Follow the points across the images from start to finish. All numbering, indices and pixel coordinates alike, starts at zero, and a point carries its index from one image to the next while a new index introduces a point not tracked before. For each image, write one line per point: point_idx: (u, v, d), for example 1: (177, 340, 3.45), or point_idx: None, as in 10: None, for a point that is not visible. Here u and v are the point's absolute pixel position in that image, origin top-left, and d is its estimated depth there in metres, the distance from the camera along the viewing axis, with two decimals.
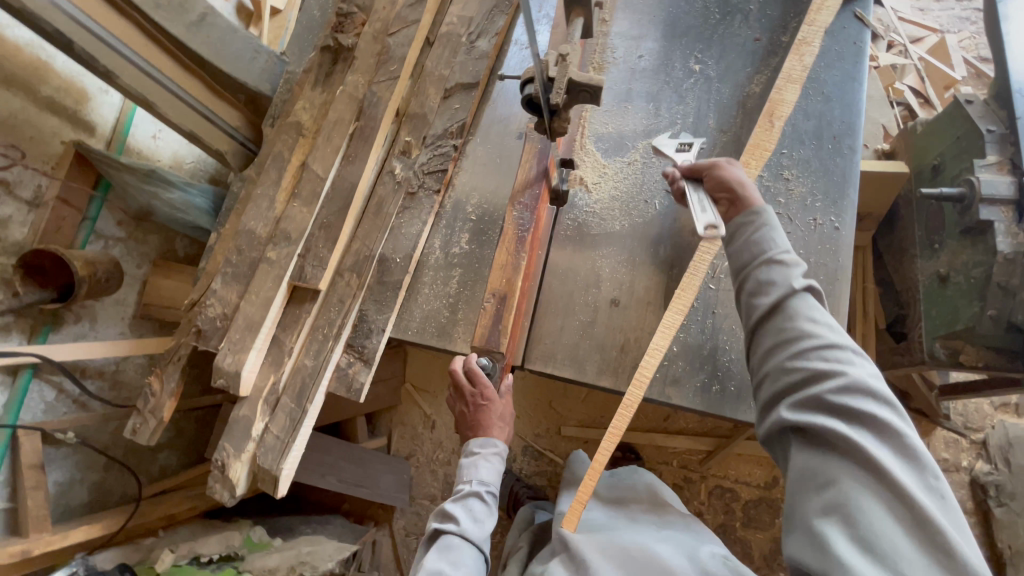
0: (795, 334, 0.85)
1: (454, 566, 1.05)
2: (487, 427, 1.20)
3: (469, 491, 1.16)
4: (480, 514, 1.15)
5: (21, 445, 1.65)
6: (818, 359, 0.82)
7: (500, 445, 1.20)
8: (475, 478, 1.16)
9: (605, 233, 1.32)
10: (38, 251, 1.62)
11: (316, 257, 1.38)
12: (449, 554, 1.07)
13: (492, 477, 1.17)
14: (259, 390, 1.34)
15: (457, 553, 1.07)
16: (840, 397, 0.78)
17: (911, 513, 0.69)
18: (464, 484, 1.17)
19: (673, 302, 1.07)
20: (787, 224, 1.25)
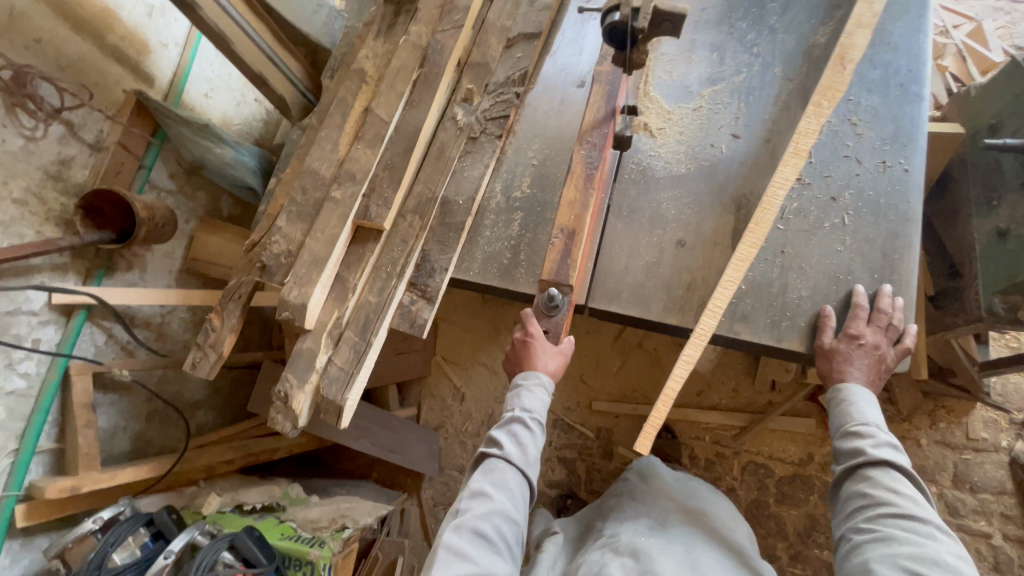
0: (876, 499, 0.93)
1: (497, 486, 1.10)
2: (530, 359, 1.22)
3: (512, 418, 1.19)
4: (524, 439, 1.17)
5: (73, 385, 1.63)
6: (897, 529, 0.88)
7: (542, 376, 1.20)
8: (518, 406, 1.20)
9: (670, 177, 1.33)
10: (100, 191, 1.63)
11: (381, 197, 1.40)
12: (494, 476, 1.12)
13: (535, 406, 1.18)
14: (323, 324, 1.35)
15: (502, 475, 1.12)
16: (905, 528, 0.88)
17: None
18: (507, 411, 1.21)
19: (748, 237, 1.12)
20: (856, 167, 1.25)
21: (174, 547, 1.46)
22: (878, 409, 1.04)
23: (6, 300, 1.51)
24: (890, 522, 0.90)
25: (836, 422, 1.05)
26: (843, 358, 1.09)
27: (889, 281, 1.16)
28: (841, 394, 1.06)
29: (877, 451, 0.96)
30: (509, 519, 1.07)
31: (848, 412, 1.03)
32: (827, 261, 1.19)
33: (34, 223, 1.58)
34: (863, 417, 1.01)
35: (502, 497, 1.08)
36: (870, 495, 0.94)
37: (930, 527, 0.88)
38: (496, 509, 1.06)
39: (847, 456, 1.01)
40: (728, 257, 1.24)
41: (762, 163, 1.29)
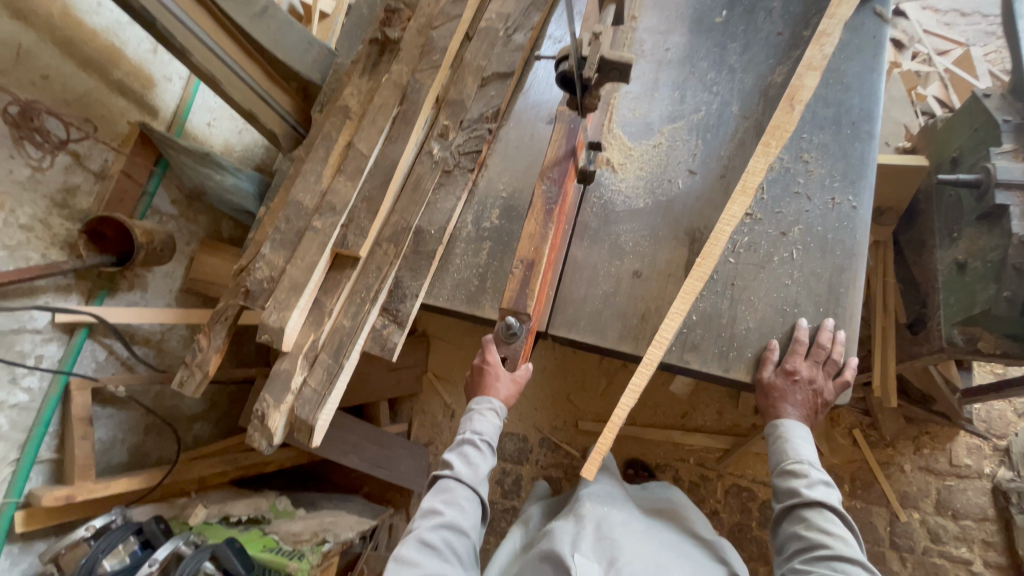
0: (812, 540, 1.00)
1: (447, 503, 1.22)
2: (485, 388, 1.31)
3: (464, 440, 1.30)
4: (475, 459, 1.28)
5: (72, 399, 1.74)
6: (829, 568, 0.95)
7: (494, 403, 1.29)
8: (469, 428, 1.30)
9: (629, 210, 1.39)
10: (103, 218, 1.75)
11: (358, 226, 1.48)
12: (445, 493, 1.24)
13: (487, 429, 1.29)
14: (300, 346, 1.43)
15: (453, 491, 1.24)
16: (836, 568, 0.95)
17: None
18: (461, 433, 1.31)
19: (694, 271, 1.18)
20: (806, 203, 1.31)
21: (158, 556, 1.54)
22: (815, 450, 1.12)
23: (12, 319, 1.63)
24: (824, 564, 0.96)
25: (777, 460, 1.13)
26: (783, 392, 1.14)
27: (833, 315, 1.21)
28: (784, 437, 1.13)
29: (812, 492, 1.04)
30: (457, 532, 1.18)
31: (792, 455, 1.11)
32: (774, 294, 1.24)
33: (39, 247, 1.69)
34: (802, 458, 1.09)
35: (452, 512, 1.19)
36: (807, 535, 1.01)
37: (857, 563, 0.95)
38: (444, 523, 1.17)
39: (787, 495, 1.08)
40: (681, 288, 1.29)
41: (716, 198, 1.35)
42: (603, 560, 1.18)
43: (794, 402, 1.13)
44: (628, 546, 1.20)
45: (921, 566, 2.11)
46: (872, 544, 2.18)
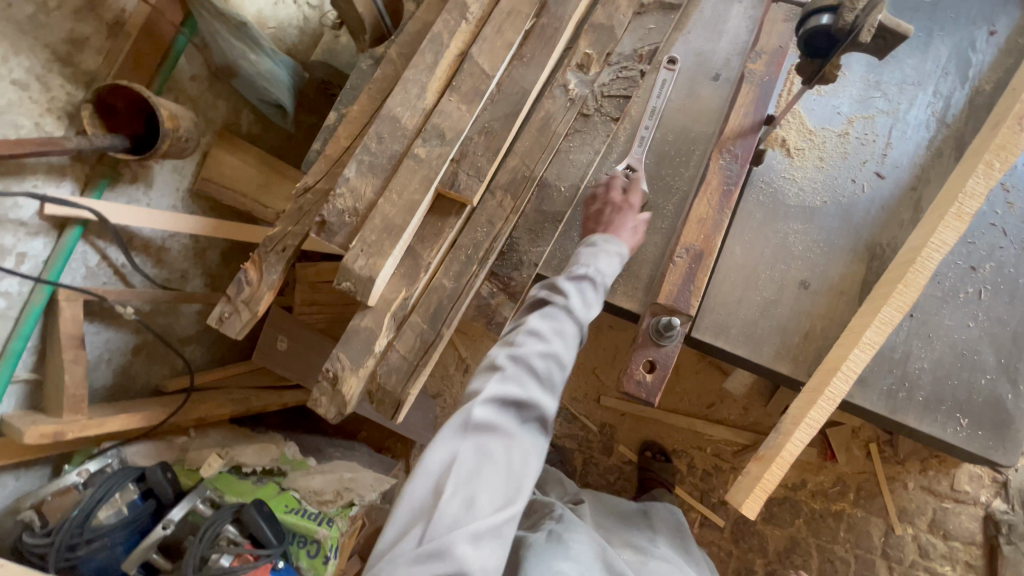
0: None
1: (557, 331, 0.97)
2: (616, 228, 1.12)
3: (582, 274, 1.04)
4: (589, 298, 1.03)
5: (61, 311, 1.38)
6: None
7: (623, 246, 1.10)
8: (591, 265, 1.06)
9: (801, 208, 1.20)
10: (117, 87, 1.32)
11: (473, 165, 1.19)
12: (552, 321, 0.98)
13: (610, 271, 1.05)
14: (388, 303, 1.16)
15: (563, 325, 0.99)
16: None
17: None
18: (579, 266, 1.05)
19: (893, 298, 1.02)
20: (1001, 239, 1.15)
21: (173, 517, 1.31)
22: None
23: None
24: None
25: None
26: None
27: (1014, 369, 1.09)
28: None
29: None
30: (561, 366, 0.96)
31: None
32: (952, 333, 1.11)
33: (32, 112, 1.26)
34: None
35: (561, 345, 0.95)
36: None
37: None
38: (553, 353, 0.94)
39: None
40: (853, 310, 1.14)
41: (905, 214, 1.18)
42: None
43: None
44: None
45: None
46: (864, 551, 2.28)
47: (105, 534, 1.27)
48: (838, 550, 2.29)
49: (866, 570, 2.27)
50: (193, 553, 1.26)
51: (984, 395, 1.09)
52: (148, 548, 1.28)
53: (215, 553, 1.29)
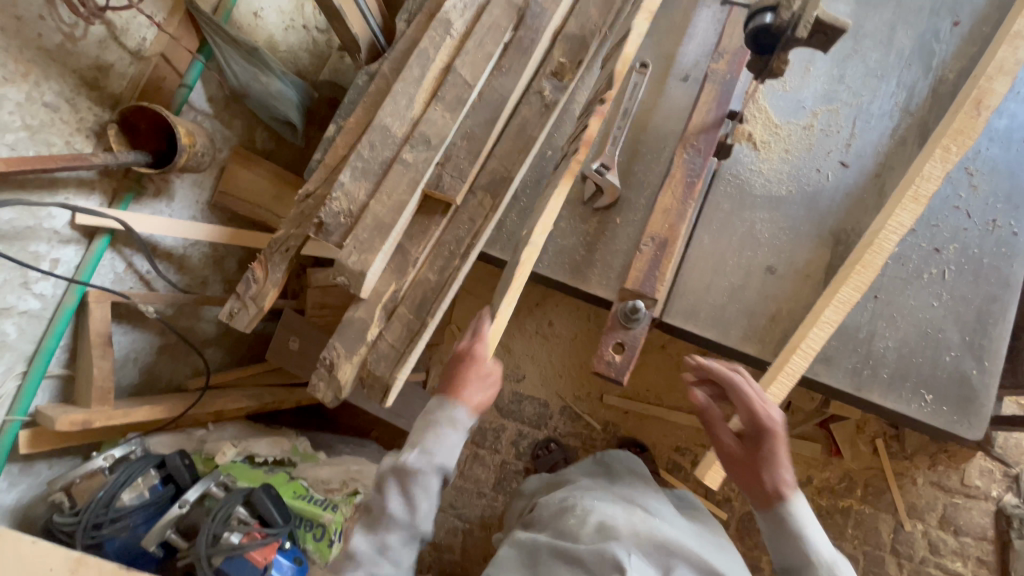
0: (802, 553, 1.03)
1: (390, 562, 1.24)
2: (463, 388, 1.27)
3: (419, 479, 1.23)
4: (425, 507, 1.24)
5: (92, 312, 1.53)
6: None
7: (464, 422, 1.26)
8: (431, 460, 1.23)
9: (767, 197, 1.26)
10: (139, 108, 1.50)
11: (456, 168, 1.29)
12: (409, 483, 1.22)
13: (447, 456, 1.23)
14: (379, 295, 1.27)
15: (417, 485, 1.22)
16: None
17: None
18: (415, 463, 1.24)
19: (851, 279, 1.07)
20: (965, 220, 1.20)
21: (188, 498, 1.44)
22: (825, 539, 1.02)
23: (28, 214, 1.39)
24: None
25: (792, 557, 1.03)
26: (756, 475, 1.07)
27: (978, 346, 1.14)
28: (786, 523, 1.03)
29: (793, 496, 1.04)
30: (411, 539, 1.24)
31: (803, 549, 1.02)
32: (917, 313, 1.16)
33: (63, 132, 1.43)
34: (815, 555, 1.01)
35: (413, 520, 1.22)
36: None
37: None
38: (400, 539, 1.23)
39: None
40: (818, 292, 1.20)
41: (869, 200, 1.23)
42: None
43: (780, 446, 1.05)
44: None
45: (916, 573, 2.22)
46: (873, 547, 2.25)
47: (126, 514, 1.41)
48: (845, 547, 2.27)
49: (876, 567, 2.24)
50: (206, 529, 1.38)
51: (949, 371, 1.14)
52: (166, 526, 1.41)
53: (226, 530, 1.41)
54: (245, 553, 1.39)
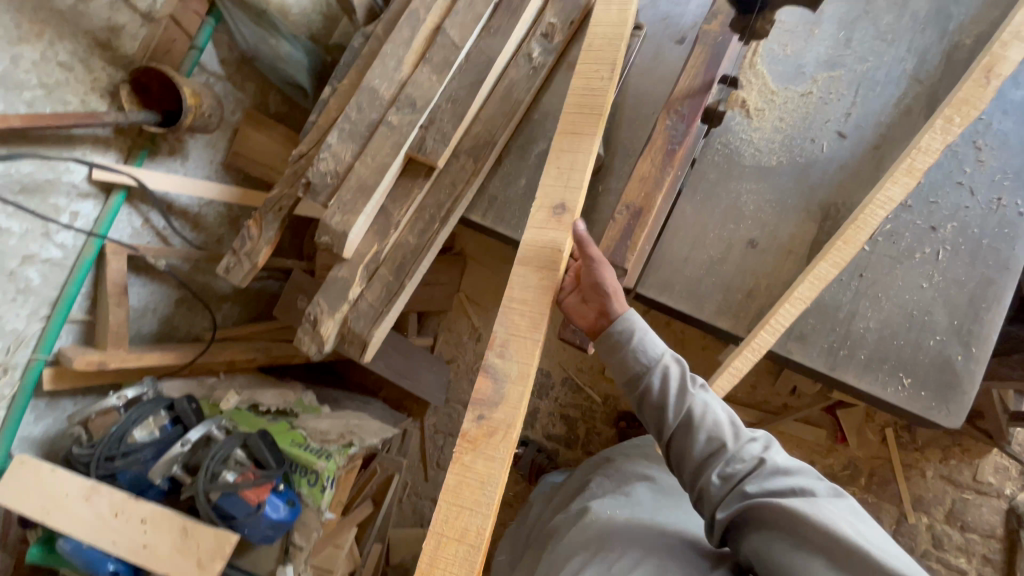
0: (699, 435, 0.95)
1: None
2: None
3: None
4: None
5: (109, 264, 1.65)
6: (740, 459, 0.91)
7: None
8: None
9: (756, 167, 1.22)
10: (147, 68, 1.56)
11: (439, 131, 1.29)
12: None
13: None
14: (361, 256, 1.31)
15: None
16: (744, 453, 0.91)
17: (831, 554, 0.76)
18: None
19: (829, 256, 1.03)
20: (967, 198, 1.19)
21: (190, 437, 1.56)
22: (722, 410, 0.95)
23: (47, 167, 1.50)
24: (733, 459, 0.91)
25: (628, 370, 1.01)
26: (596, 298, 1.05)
27: (967, 331, 1.14)
28: (621, 342, 1.02)
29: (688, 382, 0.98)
30: None
31: (633, 351, 1.01)
32: (905, 295, 1.17)
33: (78, 91, 1.51)
34: (649, 353, 1.01)
35: None
36: (696, 420, 0.95)
37: (775, 449, 0.92)
38: None
39: (666, 402, 0.98)
40: (800, 269, 1.16)
41: (864, 172, 1.17)
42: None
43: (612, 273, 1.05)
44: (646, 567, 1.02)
45: None
46: None
47: (137, 450, 1.53)
48: None
49: None
50: (205, 467, 1.49)
51: (932, 355, 1.15)
52: (170, 461, 1.53)
53: (223, 469, 1.52)
54: (239, 492, 1.50)
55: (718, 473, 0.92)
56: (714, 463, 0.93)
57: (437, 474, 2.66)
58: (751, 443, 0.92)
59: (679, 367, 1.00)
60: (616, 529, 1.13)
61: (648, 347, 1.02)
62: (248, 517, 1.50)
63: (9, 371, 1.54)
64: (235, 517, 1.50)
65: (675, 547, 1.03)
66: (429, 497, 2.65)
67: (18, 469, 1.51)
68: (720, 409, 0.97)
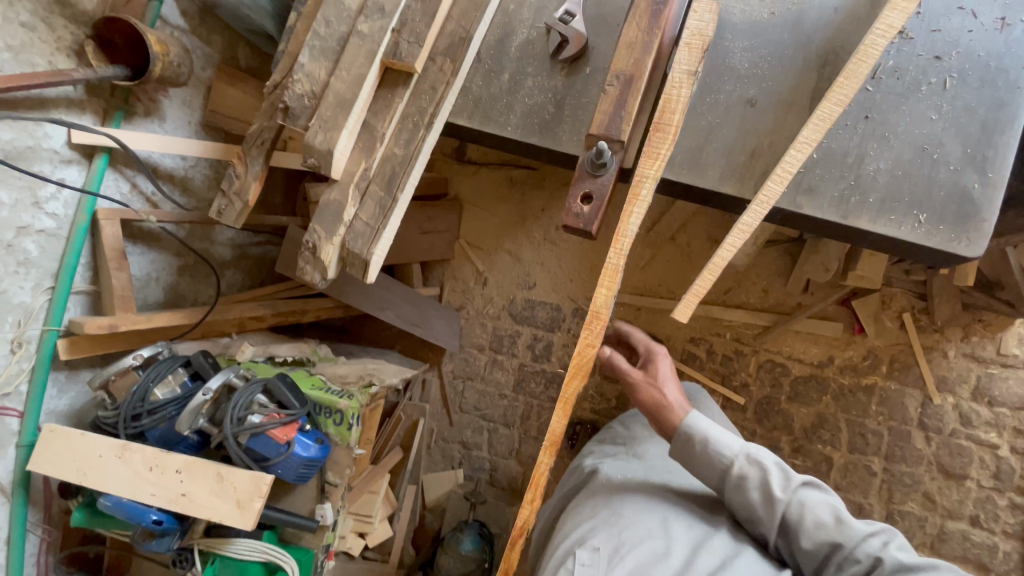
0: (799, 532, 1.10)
1: None
2: None
3: None
4: None
5: (104, 230, 1.64)
6: (861, 559, 1.01)
7: None
8: None
9: (747, 23, 1.16)
10: (109, 20, 1.51)
11: (412, 33, 1.24)
12: None
13: None
14: (351, 175, 1.28)
15: None
16: (859, 552, 1.02)
17: None
18: None
19: (833, 92, 0.99)
20: (969, 22, 1.13)
21: (211, 386, 1.56)
22: (805, 490, 1.12)
23: (25, 134, 1.46)
24: (849, 555, 1.03)
25: (716, 470, 1.20)
26: (660, 406, 1.37)
27: (981, 159, 1.10)
28: (698, 441, 1.22)
29: (777, 479, 1.14)
30: None
31: (714, 454, 1.20)
32: (915, 130, 1.13)
33: (44, 51, 1.46)
34: (727, 452, 1.19)
35: None
36: (801, 523, 1.09)
37: (895, 544, 1.03)
38: None
39: (762, 504, 1.14)
40: (802, 121, 1.12)
41: (861, 10, 1.11)
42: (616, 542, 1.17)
43: (671, 393, 1.39)
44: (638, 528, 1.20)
45: (946, 446, 2.16)
46: (900, 423, 2.20)
47: (161, 407, 1.56)
48: (869, 423, 2.22)
49: (901, 441, 2.20)
50: (230, 414, 1.49)
51: (947, 188, 1.11)
52: (195, 413, 1.54)
53: (249, 413, 1.52)
54: (268, 432, 1.51)
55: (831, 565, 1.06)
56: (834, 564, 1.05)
57: (461, 418, 2.69)
58: (865, 534, 1.04)
59: (756, 465, 1.17)
60: (625, 487, 1.34)
61: (725, 450, 1.20)
62: (281, 455, 1.53)
63: (24, 345, 1.55)
64: (267, 457, 1.53)
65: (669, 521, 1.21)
66: (456, 441, 2.69)
67: (49, 436, 1.54)
68: (823, 506, 1.09)
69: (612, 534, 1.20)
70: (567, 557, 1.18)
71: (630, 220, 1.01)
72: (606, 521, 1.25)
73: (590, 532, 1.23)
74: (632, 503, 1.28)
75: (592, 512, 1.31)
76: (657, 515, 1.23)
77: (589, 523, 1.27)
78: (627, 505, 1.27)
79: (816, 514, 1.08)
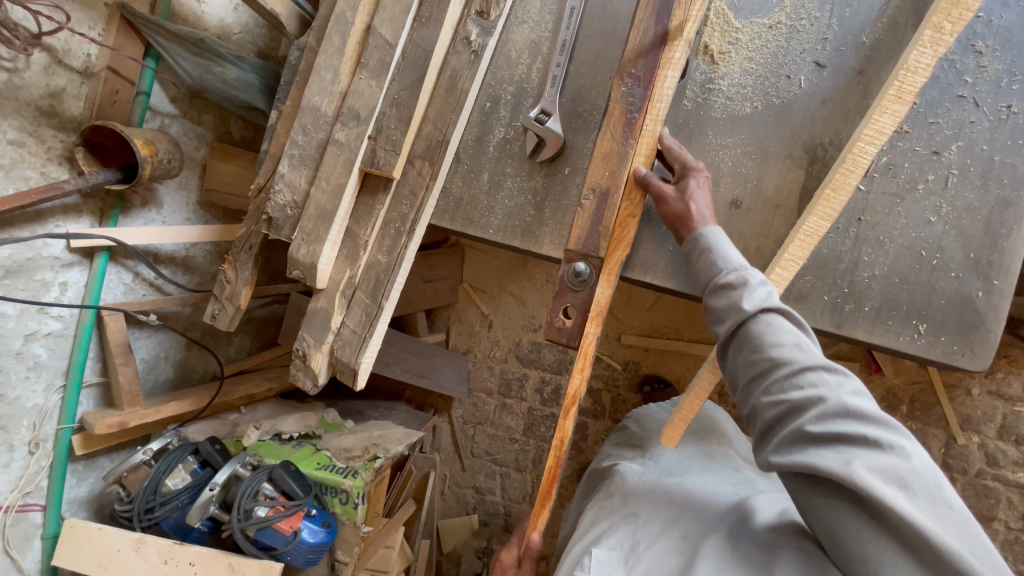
0: (765, 364, 0.92)
1: None
2: None
3: None
4: None
5: (108, 325, 1.68)
6: (804, 388, 0.86)
7: None
8: None
9: (729, 117, 1.36)
10: (97, 127, 1.53)
11: (389, 140, 1.23)
12: None
13: None
14: (336, 284, 1.29)
15: None
16: (804, 382, 0.86)
17: (900, 491, 0.74)
18: None
19: (817, 208, 1.00)
20: (973, 110, 1.30)
21: (218, 479, 1.60)
22: (784, 316, 0.95)
23: (25, 247, 1.50)
24: (792, 382, 0.88)
25: (706, 275, 1.08)
26: (682, 216, 1.16)
27: (985, 268, 1.28)
28: (700, 244, 1.10)
29: (758, 296, 0.97)
30: None
31: (711, 259, 1.07)
32: (915, 234, 1.31)
33: (36, 164, 1.48)
34: (722, 262, 1.06)
35: None
36: (758, 337, 0.94)
37: (849, 387, 0.84)
38: None
39: (729, 309, 1.00)
40: (788, 221, 1.33)
41: (850, 102, 1.32)
42: (628, 545, 1.05)
43: (698, 200, 1.15)
44: (653, 526, 1.07)
45: (971, 487, 2.06)
46: None
47: (173, 497, 1.59)
48: None
49: None
50: (238, 505, 1.52)
51: (956, 296, 1.29)
52: (205, 503, 1.57)
53: (255, 504, 1.55)
54: (274, 524, 1.54)
55: (782, 404, 0.87)
56: (771, 390, 0.90)
57: (473, 462, 2.71)
58: (820, 365, 0.87)
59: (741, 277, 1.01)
60: (645, 485, 1.20)
61: (723, 258, 1.06)
62: (288, 545, 1.55)
63: (41, 444, 1.60)
64: (275, 547, 1.55)
65: (684, 515, 1.09)
66: (469, 486, 2.72)
67: (68, 531, 1.59)
68: (787, 330, 0.93)
69: (628, 532, 1.08)
70: (583, 557, 1.07)
71: (664, 86, 1.04)
72: (621, 521, 1.11)
73: (605, 531, 1.11)
74: (650, 500, 1.14)
75: (607, 510, 1.17)
76: (674, 513, 1.10)
77: (601, 522, 1.14)
78: (645, 502, 1.14)
79: (788, 345, 0.90)
